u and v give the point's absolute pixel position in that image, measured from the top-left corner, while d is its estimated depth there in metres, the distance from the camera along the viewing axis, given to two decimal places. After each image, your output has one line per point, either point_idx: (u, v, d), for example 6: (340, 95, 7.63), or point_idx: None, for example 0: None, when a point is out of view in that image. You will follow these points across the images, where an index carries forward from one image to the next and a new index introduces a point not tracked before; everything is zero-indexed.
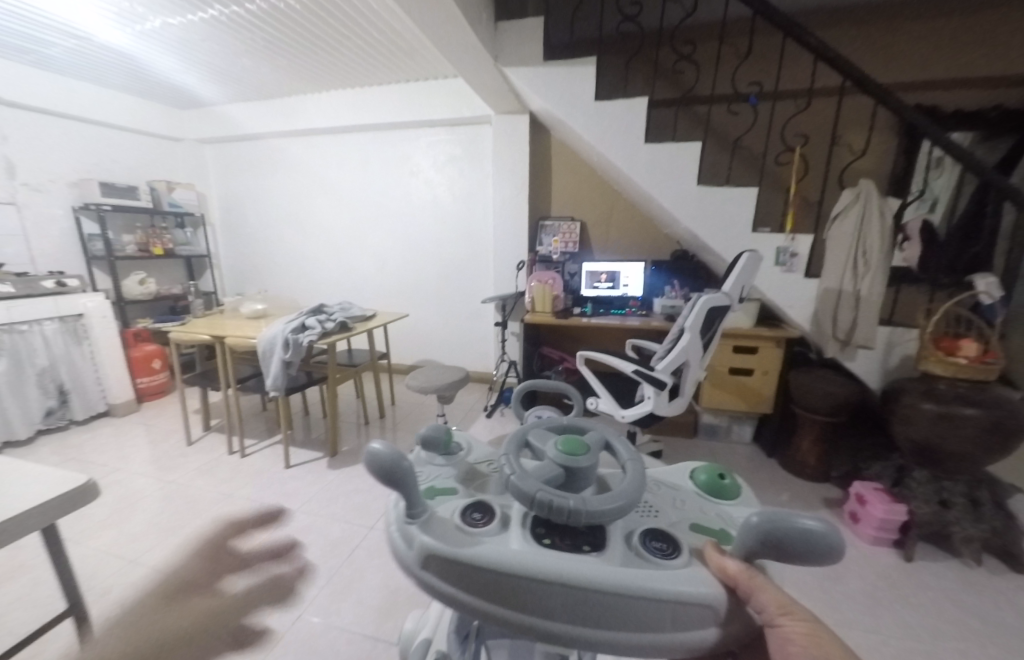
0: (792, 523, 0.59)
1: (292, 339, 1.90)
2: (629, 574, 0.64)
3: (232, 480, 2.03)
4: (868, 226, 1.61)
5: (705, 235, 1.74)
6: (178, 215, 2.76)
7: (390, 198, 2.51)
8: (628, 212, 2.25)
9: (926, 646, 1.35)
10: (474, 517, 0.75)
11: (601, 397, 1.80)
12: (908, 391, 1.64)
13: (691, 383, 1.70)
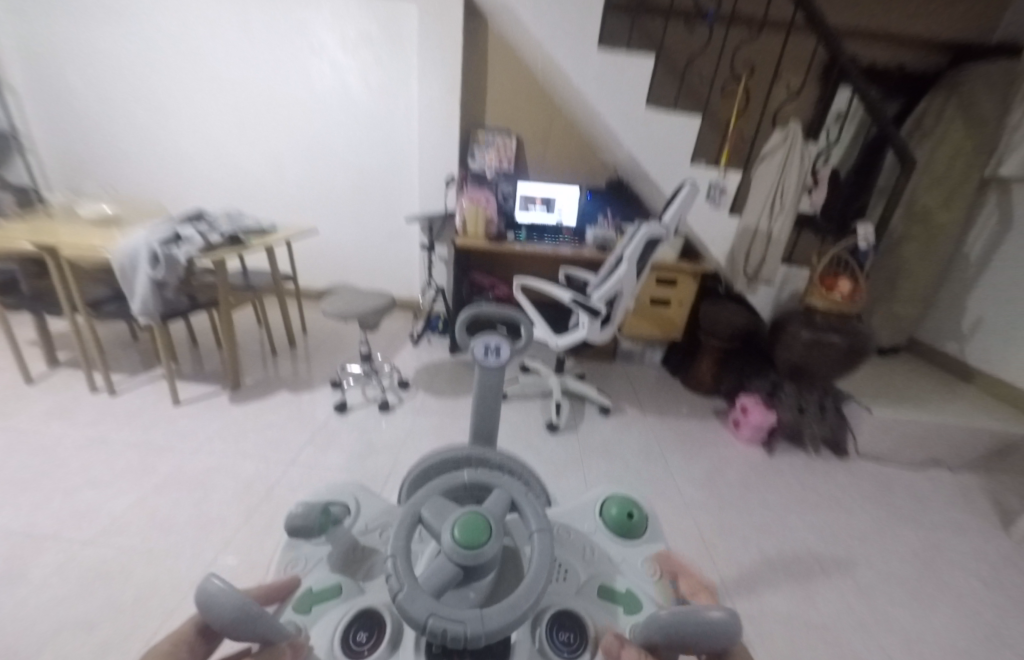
0: (684, 623, 0.56)
1: (161, 251, 1.52)
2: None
3: (105, 425, 1.71)
4: (789, 170, 1.76)
5: (647, 161, 1.69)
6: None
7: (283, 82, 2.01)
8: (568, 130, 2.11)
9: (775, 520, 1.76)
10: (359, 639, 0.63)
11: (536, 325, 1.84)
12: (794, 320, 1.95)
13: (621, 312, 1.79)
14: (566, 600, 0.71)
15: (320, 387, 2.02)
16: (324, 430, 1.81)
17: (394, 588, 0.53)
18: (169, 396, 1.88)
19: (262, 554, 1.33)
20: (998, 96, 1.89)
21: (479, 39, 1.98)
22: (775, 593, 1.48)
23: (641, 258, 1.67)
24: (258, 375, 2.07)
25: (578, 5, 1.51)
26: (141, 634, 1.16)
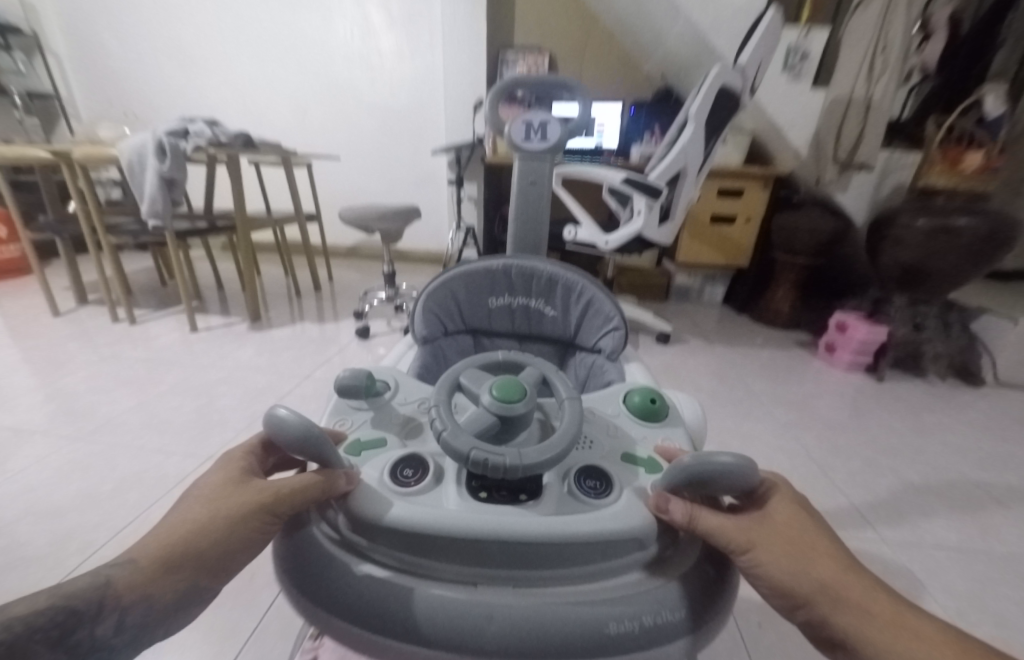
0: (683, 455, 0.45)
1: (167, 142, 1.48)
2: (590, 519, 0.46)
3: (119, 347, 1.60)
4: (893, 13, 1.53)
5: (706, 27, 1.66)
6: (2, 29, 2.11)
7: (306, 21, 2.04)
8: (604, 43, 2.11)
9: (905, 440, 1.37)
10: (401, 475, 0.51)
11: (582, 225, 1.78)
12: (904, 211, 1.62)
13: (683, 201, 1.72)
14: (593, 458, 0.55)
15: (343, 319, 1.88)
16: (343, 355, 1.65)
17: (438, 424, 0.49)
18: (185, 325, 1.74)
19: None
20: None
21: None
22: (938, 523, 1.07)
23: (711, 117, 1.58)
24: (280, 311, 1.93)
25: None
26: (100, 543, 0.91)
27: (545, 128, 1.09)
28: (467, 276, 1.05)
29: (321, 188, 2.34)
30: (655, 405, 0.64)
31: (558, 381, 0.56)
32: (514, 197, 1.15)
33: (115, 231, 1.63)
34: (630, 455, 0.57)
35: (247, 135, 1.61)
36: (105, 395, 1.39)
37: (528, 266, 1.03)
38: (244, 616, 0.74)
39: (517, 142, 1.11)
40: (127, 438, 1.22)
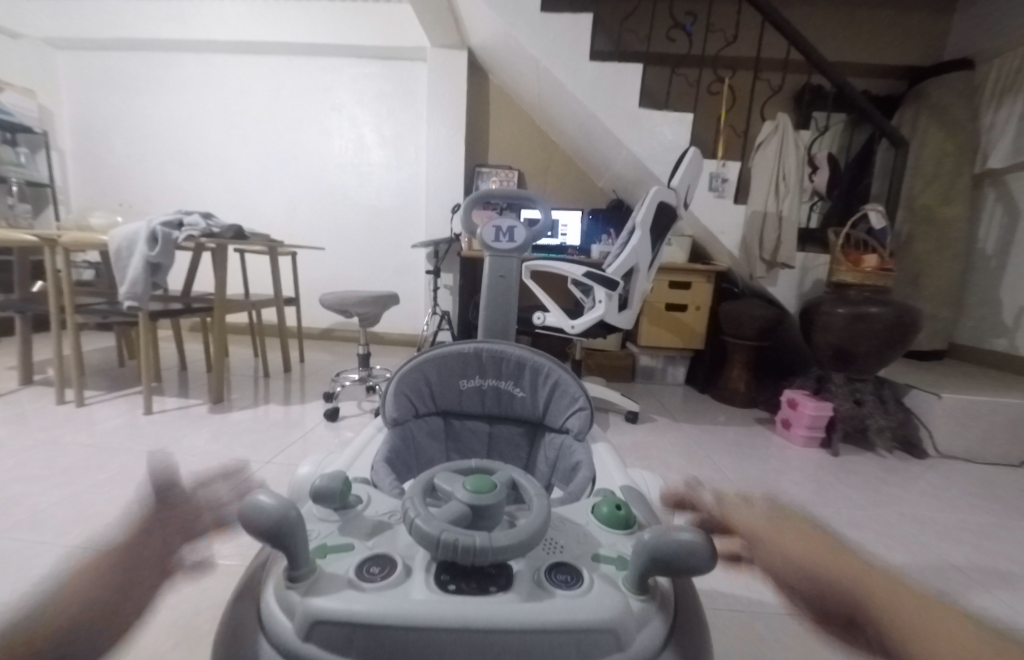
0: (645, 535, 0.48)
1: (160, 231, 1.55)
2: (560, 607, 0.46)
3: (63, 430, 1.47)
4: (785, 151, 1.98)
5: (646, 157, 2.00)
6: (7, 128, 2.26)
7: (306, 135, 2.32)
8: (563, 163, 2.56)
9: (870, 507, 1.42)
10: (367, 571, 0.49)
11: (551, 311, 1.93)
12: (825, 300, 1.87)
13: (637, 294, 1.92)
14: (562, 555, 0.55)
15: (310, 402, 1.84)
16: (310, 437, 1.58)
17: (411, 513, 0.51)
18: (142, 406, 1.65)
19: None
20: (964, 101, 2.02)
21: (482, 91, 2.48)
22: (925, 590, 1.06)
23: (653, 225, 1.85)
24: (247, 392, 1.87)
25: (568, 20, 1.87)
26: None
27: (513, 233, 1.22)
28: (440, 360, 1.08)
29: (301, 276, 2.44)
30: (622, 512, 0.62)
31: (526, 483, 0.60)
32: (485, 288, 1.23)
33: (84, 311, 1.59)
34: (603, 555, 0.55)
35: (240, 228, 1.73)
36: (31, 484, 1.22)
37: (498, 350, 1.07)
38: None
39: (488, 241, 1.24)
40: (57, 527, 1.07)
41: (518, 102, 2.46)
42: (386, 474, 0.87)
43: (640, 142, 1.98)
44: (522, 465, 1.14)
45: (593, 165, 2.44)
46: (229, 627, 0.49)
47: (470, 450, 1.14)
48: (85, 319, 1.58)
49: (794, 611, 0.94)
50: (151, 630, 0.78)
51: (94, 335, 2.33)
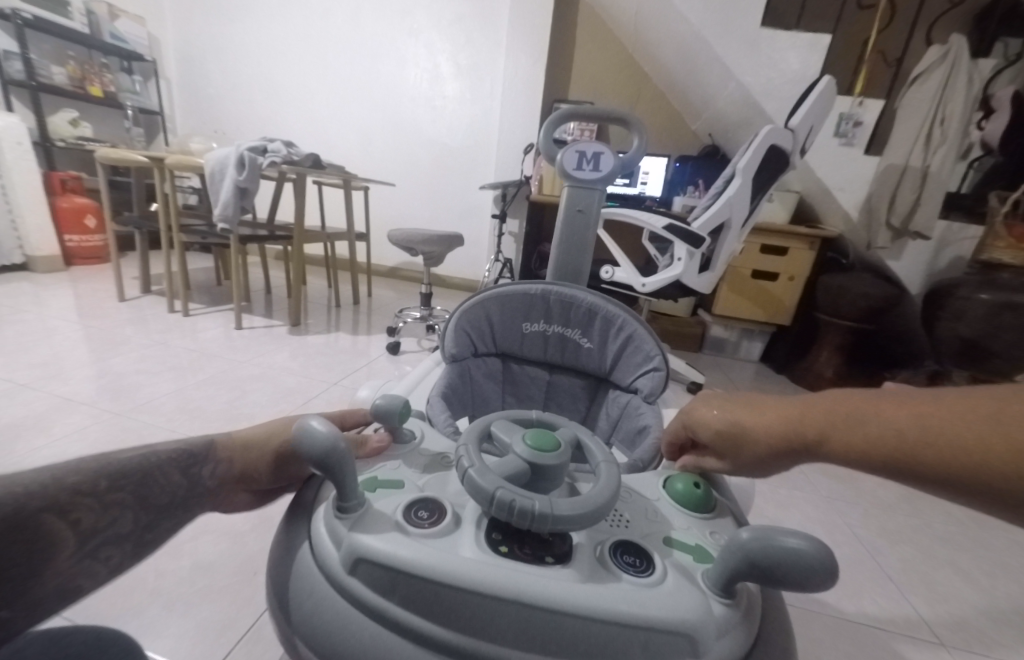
0: (742, 534, 0.40)
1: (247, 157, 1.64)
2: (626, 598, 0.40)
3: (169, 335, 1.71)
4: (951, 86, 1.54)
5: (759, 92, 1.69)
6: (123, 55, 2.47)
7: (383, 65, 2.27)
8: (656, 99, 2.28)
9: (968, 530, 1.22)
10: (415, 515, 0.46)
11: (620, 266, 1.80)
12: (966, 282, 1.52)
13: (724, 256, 1.72)
14: (632, 532, 0.49)
15: (375, 334, 1.94)
16: (372, 367, 1.68)
17: (465, 461, 0.47)
18: (231, 321, 1.86)
19: None
20: None
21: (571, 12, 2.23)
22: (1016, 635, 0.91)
23: (758, 173, 1.59)
24: (319, 319, 2.02)
25: None
26: None
27: (596, 162, 1.09)
28: (504, 299, 1.02)
29: (373, 211, 2.50)
30: (702, 492, 0.55)
31: (592, 447, 0.54)
32: (560, 222, 1.12)
33: (185, 231, 1.77)
34: (676, 539, 0.49)
35: (317, 156, 1.79)
36: (146, 377, 1.44)
37: (568, 294, 1.00)
38: (237, 615, 0.71)
39: (569, 169, 1.12)
40: (158, 417, 1.25)
41: (610, 25, 2.18)
42: (440, 409, 0.84)
43: (754, 73, 1.67)
44: (580, 418, 1.09)
45: (691, 102, 2.14)
46: (283, 544, 0.50)
47: (525, 396, 1.11)
48: (189, 239, 1.77)
49: (839, 622, 0.87)
50: (225, 516, 0.90)
51: (199, 254, 2.62)
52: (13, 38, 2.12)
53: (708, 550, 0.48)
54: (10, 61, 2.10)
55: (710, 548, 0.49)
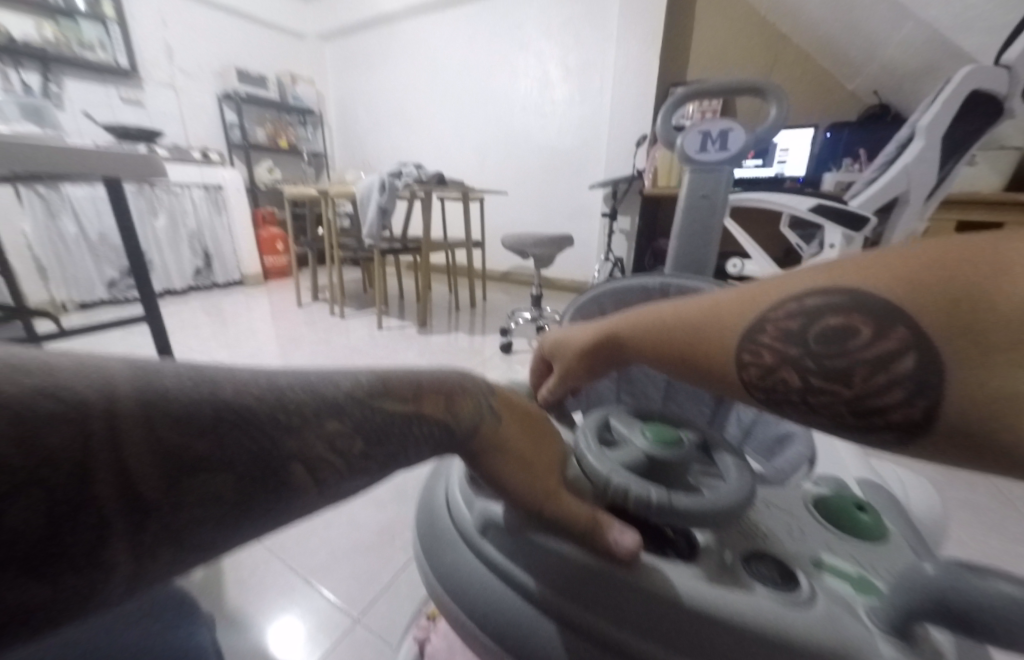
0: (925, 565, 0.27)
1: (387, 181, 1.91)
2: (765, 610, 0.31)
3: (328, 332, 2.09)
4: None
5: (950, 26, 1.32)
6: (301, 112, 3.12)
7: (494, 81, 2.42)
8: (797, 62, 1.98)
9: None
10: None
11: (754, 258, 1.61)
12: None
13: (900, 236, 1.43)
14: (765, 546, 0.37)
15: (488, 334, 2.06)
16: (482, 363, 1.80)
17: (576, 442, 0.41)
18: (373, 322, 2.18)
19: None
20: None
21: None
22: None
23: (950, 130, 1.24)
24: (442, 320, 2.23)
25: None
26: None
27: (727, 137, 0.85)
28: (624, 295, 0.79)
29: (489, 219, 2.67)
30: (869, 517, 0.39)
31: (726, 457, 0.43)
32: (680, 215, 0.90)
33: (342, 248, 2.15)
34: (830, 564, 0.35)
35: (441, 175, 1.99)
36: (310, 364, 1.79)
37: (695, 286, 0.76)
38: (380, 570, 0.81)
39: (688, 154, 0.89)
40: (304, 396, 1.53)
41: None
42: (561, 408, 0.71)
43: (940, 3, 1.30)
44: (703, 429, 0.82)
45: (848, 58, 1.79)
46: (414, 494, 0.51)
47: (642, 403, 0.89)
48: (344, 255, 2.14)
49: None
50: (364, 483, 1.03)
51: (353, 267, 3.14)
52: (234, 113, 2.86)
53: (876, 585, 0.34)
54: (232, 130, 2.83)
55: (877, 578, 0.34)
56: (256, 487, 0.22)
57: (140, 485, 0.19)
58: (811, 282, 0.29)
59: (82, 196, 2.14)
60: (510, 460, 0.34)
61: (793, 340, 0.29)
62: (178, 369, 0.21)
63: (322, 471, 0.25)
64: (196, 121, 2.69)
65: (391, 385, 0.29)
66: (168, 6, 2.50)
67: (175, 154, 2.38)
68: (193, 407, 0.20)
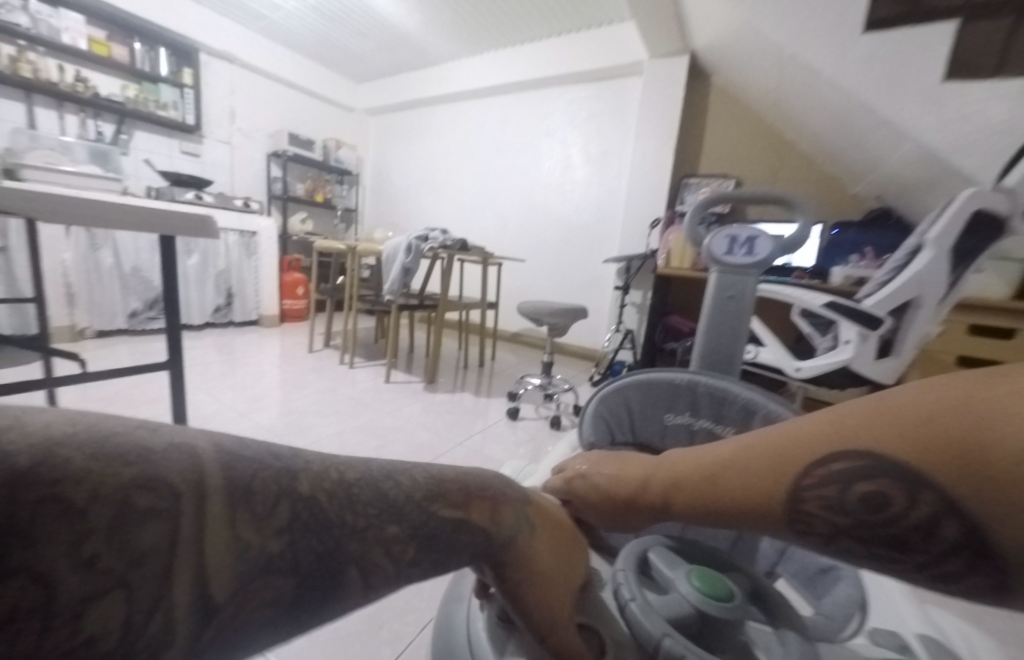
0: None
1: (413, 242, 2.01)
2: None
3: (335, 379, 2.10)
4: None
5: (947, 148, 1.43)
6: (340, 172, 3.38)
7: (522, 159, 2.63)
8: (803, 167, 2.14)
9: None
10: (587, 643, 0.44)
11: (766, 347, 1.65)
12: None
13: (912, 342, 1.42)
14: None
15: (494, 396, 2.05)
16: (485, 423, 1.77)
17: (624, 591, 0.47)
18: (381, 373, 2.20)
19: None
20: None
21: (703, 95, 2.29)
22: None
23: (963, 242, 1.28)
24: (449, 377, 2.24)
25: None
26: None
27: (755, 244, 0.87)
28: (645, 386, 0.80)
29: (505, 283, 2.77)
30: None
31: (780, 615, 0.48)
32: (704, 312, 0.93)
33: (361, 299, 2.22)
34: None
35: (464, 240, 2.08)
36: (313, 409, 1.78)
37: (721, 386, 0.74)
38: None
39: (716, 256, 0.92)
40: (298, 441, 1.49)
41: (746, 103, 2.18)
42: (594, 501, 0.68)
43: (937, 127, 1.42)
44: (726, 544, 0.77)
45: (852, 168, 1.94)
46: (442, 625, 0.55)
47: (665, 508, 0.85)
48: (362, 305, 2.21)
49: None
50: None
51: (366, 318, 3.21)
52: (279, 168, 3.10)
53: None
54: (275, 183, 3.06)
55: None
56: (308, 588, 0.26)
57: (212, 583, 0.23)
58: (830, 450, 0.34)
59: (125, 236, 2.27)
60: (538, 588, 0.38)
61: (837, 507, 0.34)
62: (254, 459, 0.26)
63: (371, 573, 0.28)
64: (243, 174, 2.92)
65: (445, 488, 0.34)
66: (237, 75, 2.82)
67: (219, 201, 2.55)
68: (268, 506, 0.25)
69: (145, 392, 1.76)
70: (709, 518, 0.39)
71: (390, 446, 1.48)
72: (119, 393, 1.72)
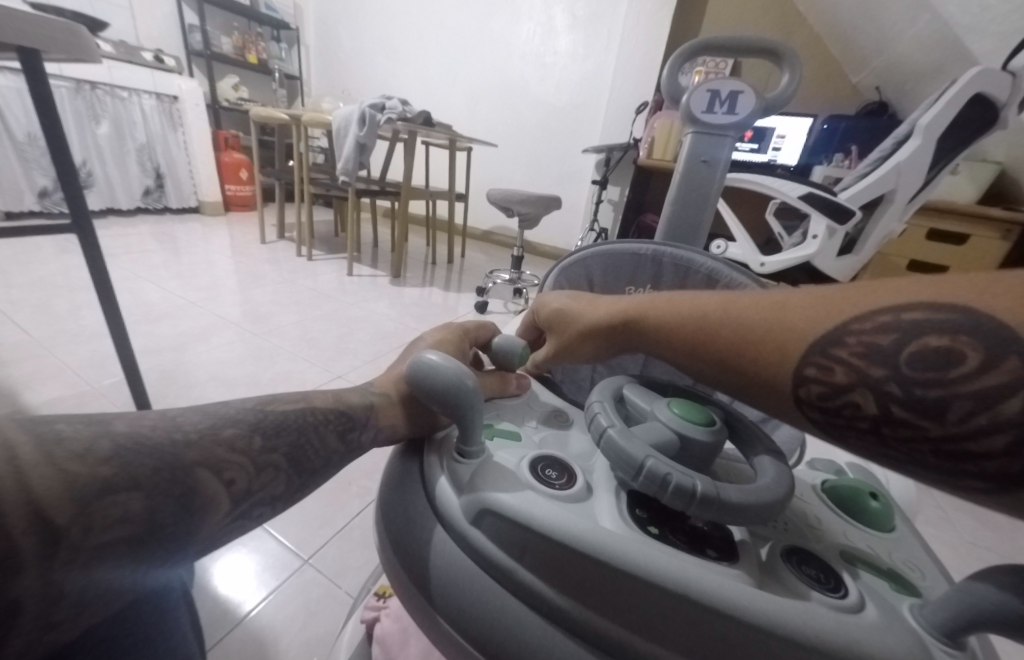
0: (998, 571, 0.25)
1: (368, 113, 1.74)
2: (832, 621, 0.27)
3: (294, 272, 1.97)
4: None
5: (963, 28, 1.31)
6: (274, 24, 2.81)
7: (494, 19, 2.24)
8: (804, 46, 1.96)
9: None
10: (542, 472, 0.36)
11: (737, 241, 1.65)
12: None
13: (876, 237, 1.46)
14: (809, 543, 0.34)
15: (464, 292, 2.01)
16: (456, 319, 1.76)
17: (602, 420, 0.36)
18: (344, 267, 2.08)
19: (367, 375, 1.25)
20: None
21: None
22: None
23: (947, 134, 1.26)
24: (417, 273, 2.15)
25: None
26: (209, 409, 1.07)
27: (741, 99, 0.74)
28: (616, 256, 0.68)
29: (475, 172, 2.56)
30: (881, 504, 0.39)
31: (748, 435, 0.40)
32: (675, 182, 0.80)
33: (315, 183, 2.00)
34: (860, 557, 0.34)
35: (429, 114, 1.81)
36: (272, 302, 1.69)
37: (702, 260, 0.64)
38: (330, 519, 0.78)
39: (692, 112, 0.78)
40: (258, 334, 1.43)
41: None
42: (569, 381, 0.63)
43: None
44: None
45: (856, 49, 1.78)
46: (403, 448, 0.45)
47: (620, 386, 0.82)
48: (317, 191, 2.00)
49: None
50: None
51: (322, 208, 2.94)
52: (195, 13, 2.52)
53: (910, 581, 0.33)
54: (193, 34, 2.51)
55: (908, 574, 0.33)
56: (165, 497, 0.27)
57: (51, 514, 0.23)
58: (912, 300, 0.29)
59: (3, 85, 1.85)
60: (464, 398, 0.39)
61: (877, 357, 0.29)
62: (63, 424, 0.26)
63: (230, 475, 0.31)
64: (150, 18, 2.36)
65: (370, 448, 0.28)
66: None
67: (122, 52, 2.09)
68: (85, 446, 0.26)
69: (74, 277, 1.59)
70: (716, 345, 0.35)
71: (360, 343, 1.46)
72: (43, 278, 1.55)
